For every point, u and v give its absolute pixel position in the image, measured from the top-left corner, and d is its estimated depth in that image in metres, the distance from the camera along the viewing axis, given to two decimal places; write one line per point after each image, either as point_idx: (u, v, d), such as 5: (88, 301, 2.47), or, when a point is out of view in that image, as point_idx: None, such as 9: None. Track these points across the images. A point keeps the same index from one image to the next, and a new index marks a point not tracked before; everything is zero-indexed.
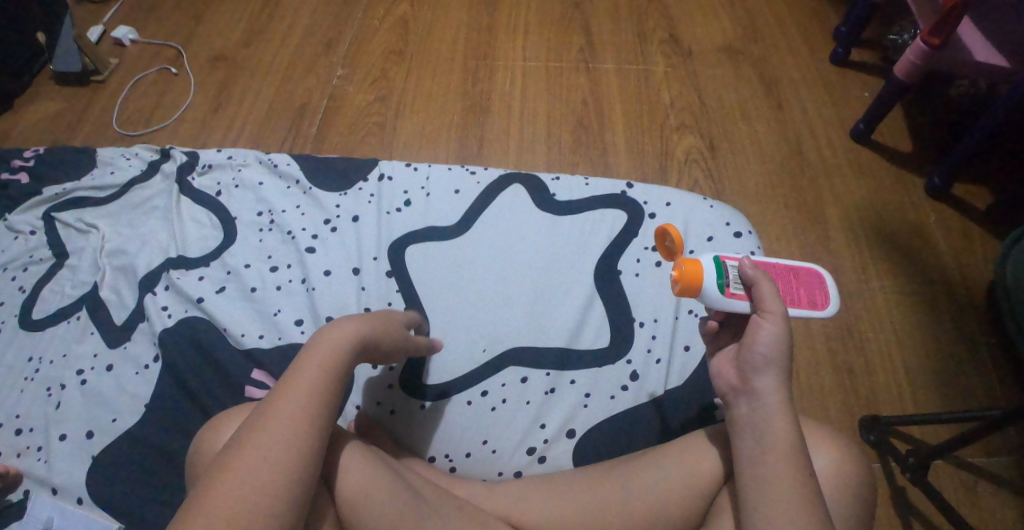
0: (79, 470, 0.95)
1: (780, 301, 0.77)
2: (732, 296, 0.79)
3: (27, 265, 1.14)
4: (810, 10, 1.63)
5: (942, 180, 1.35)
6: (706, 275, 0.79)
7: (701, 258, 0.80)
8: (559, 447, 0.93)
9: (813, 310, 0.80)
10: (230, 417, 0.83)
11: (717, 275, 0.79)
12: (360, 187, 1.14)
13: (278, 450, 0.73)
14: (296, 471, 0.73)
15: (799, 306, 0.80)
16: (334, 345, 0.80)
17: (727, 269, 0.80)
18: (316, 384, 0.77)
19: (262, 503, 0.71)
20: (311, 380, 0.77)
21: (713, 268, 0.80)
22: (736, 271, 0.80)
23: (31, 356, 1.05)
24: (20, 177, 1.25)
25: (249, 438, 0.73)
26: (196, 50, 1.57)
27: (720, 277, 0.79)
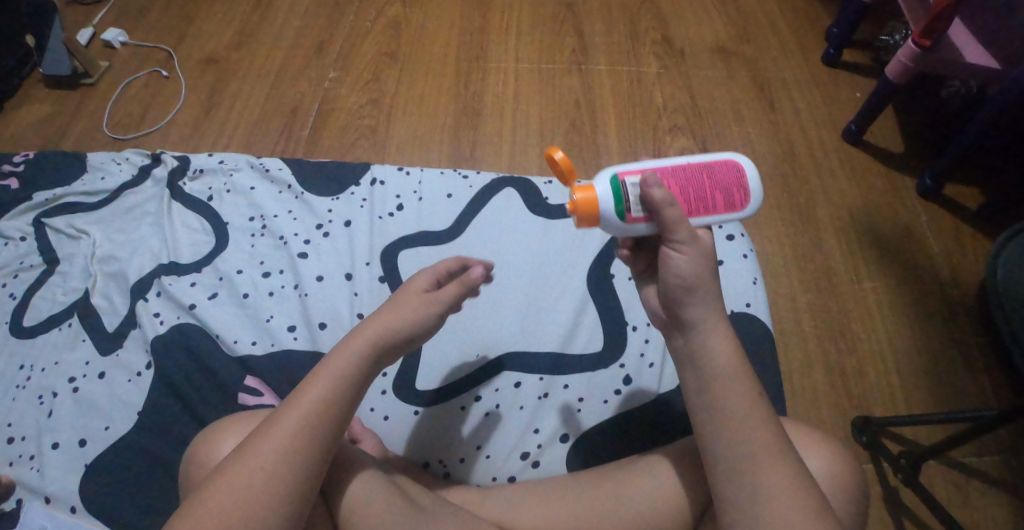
0: (72, 478, 0.95)
1: (687, 225, 0.76)
2: (634, 220, 0.78)
3: (18, 272, 1.14)
4: (801, 11, 1.63)
5: (932, 181, 1.36)
6: (604, 202, 0.78)
7: (595, 185, 0.78)
8: (553, 452, 0.93)
9: (729, 212, 0.79)
10: (225, 426, 0.82)
11: (613, 201, 0.77)
12: (353, 191, 1.14)
13: (274, 463, 0.72)
14: (303, 476, 0.73)
15: (714, 211, 0.79)
16: (339, 357, 0.79)
17: (626, 191, 0.77)
18: (325, 390, 0.76)
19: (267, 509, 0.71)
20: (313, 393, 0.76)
21: (609, 194, 0.77)
22: (636, 192, 0.77)
23: (23, 364, 1.05)
24: (11, 182, 1.24)
25: (245, 455, 0.73)
26: (187, 53, 1.56)
27: (617, 201, 0.78)
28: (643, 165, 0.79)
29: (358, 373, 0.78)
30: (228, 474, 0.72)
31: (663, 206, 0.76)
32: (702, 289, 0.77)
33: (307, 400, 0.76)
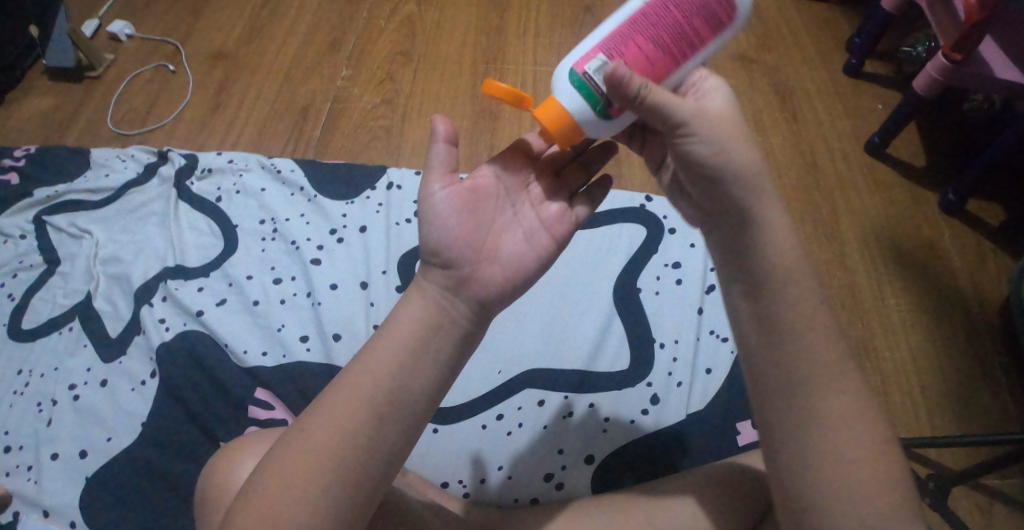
0: (71, 491, 0.90)
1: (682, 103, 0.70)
2: (617, 111, 0.73)
3: (17, 272, 1.09)
4: (824, 19, 1.59)
5: (957, 196, 1.31)
6: (574, 109, 0.72)
7: (558, 97, 0.73)
8: (578, 473, 0.89)
9: (717, 36, 0.72)
10: (242, 445, 0.78)
11: (587, 103, 0.72)
12: (368, 195, 1.10)
13: (325, 462, 0.63)
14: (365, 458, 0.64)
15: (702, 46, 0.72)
16: (399, 330, 0.68)
17: (591, 85, 0.71)
18: (387, 364, 0.66)
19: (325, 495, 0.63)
20: (370, 376, 0.66)
21: (577, 98, 0.72)
22: (600, 78, 0.71)
23: (20, 369, 1.00)
24: (10, 178, 1.19)
25: (292, 448, 0.64)
26: (195, 47, 1.52)
27: (590, 101, 0.72)
28: (593, 44, 0.72)
29: (423, 349, 0.68)
30: (283, 462, 0.64)
31: (640, 97, 0.68)
32: (771, 208, 0.70)
33: (364, 385, 0.66)
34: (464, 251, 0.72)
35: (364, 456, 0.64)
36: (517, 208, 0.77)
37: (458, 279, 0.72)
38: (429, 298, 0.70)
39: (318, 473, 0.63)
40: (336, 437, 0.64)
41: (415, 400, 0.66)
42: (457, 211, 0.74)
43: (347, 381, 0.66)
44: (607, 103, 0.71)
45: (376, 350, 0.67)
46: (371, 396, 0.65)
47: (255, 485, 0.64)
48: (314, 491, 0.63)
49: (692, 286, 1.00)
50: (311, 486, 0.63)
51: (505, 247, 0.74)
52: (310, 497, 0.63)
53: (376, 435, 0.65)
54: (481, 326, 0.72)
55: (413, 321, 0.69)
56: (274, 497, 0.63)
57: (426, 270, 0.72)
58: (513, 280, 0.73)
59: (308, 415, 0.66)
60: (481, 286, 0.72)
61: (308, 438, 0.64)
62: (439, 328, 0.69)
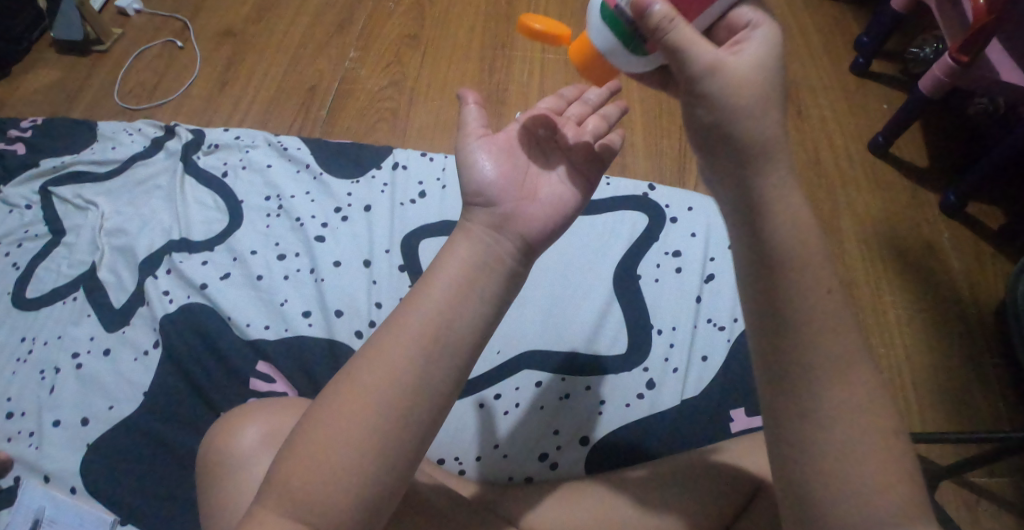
0: (71, 458, 0.92)
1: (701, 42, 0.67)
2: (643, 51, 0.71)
3: (23, 241, 1.10)
4: (832, 16, 1.59)
5: (957, 198, 1.32)
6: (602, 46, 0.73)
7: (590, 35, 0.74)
8: (572, 454, 0.91)
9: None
10: (246, 412, 0.80)
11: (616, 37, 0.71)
12: (373, 174, 1.11)
13: (373, 404, 0.62)
14: (414, 398, 0.63)
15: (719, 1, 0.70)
16: (443, 269, 0.67)
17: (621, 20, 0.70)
18: (437, 303, 0.65)
19: (374, 437, 0.62)
20: (417, 317, 0.65)
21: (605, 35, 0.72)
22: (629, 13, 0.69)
23: (24, 336, 1.01)
24: (17, 148, 1.20)
25: (340, 389, 0.64)
26: (203, 24, 1.52)
27: (623, 37, 0.71)
28: None
29: (470, 287, 0.67)
30: (332, 404, 0.63)
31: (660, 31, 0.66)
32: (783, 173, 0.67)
33: (410, 324, 0.65)
34: (506, 189, 0.73)
35: (414, 393, 0.63)
36: (549, 160, 0.78)
37: (501, 215, 0.72)
38: (478, 238, 0.70)
39: (364, 413, 0.62)
40: (383, 376, 0.63)
41: (463, 337, 0.65)
42: (495, 158, 0.75)
43: (392, 321, 0.66)
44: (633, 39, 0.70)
45: (421, 289, 0.66)
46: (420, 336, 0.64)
47: (302, 430, 0.63)
48: (355, 430, 0.62)
49: (691, 275, 1.01)
50: (360, 427, 0.62)
51: (546, 188, 0.75)
52: (358, 437, 0.62)
53: (423, 374, 0.64)
54: (526, 264, 0.72)
55: (458, 259, 0.68)
56: (322, 438, 0.62)
57: (469, 210, 0.73)
58: (554, 219, 0.74)
59: (352, 358, 0.65)
60: (525, 221, 0.72)
61: (355, 380, 0.64)
62: (484, 266, 0.68)
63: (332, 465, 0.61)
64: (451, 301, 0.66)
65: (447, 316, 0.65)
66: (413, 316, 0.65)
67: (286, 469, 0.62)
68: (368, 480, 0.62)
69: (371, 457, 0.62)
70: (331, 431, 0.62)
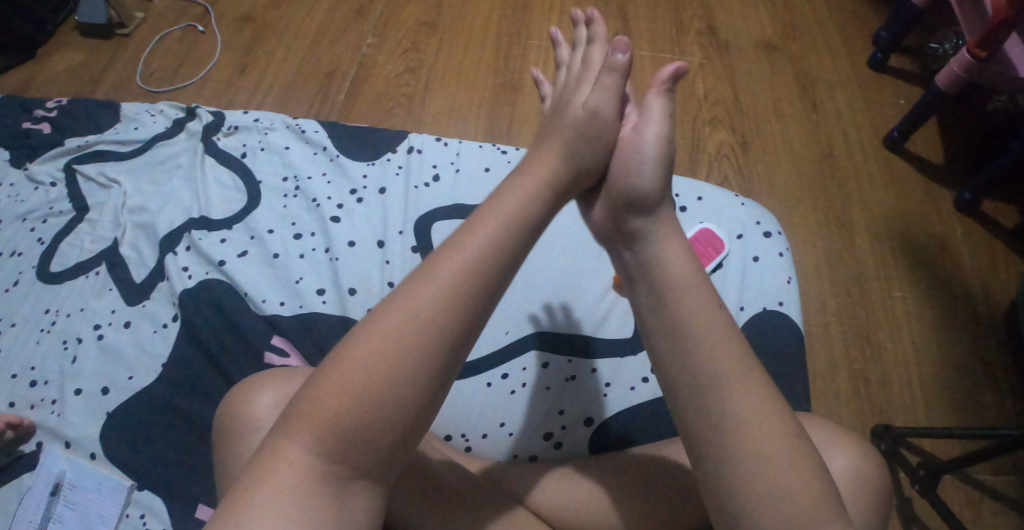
0: (90, 425, 0.95)
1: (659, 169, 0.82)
2: None
3: (48, 217, 1.14)
4: (850, 11, 1.60)
5: (971, 196, 1.32)
6: None
7: None
8: (575, 434, 0.93)
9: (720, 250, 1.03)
10: (263, 380, 0.82)
11: None
12: (388, 158, 1.13)
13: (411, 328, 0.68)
14: (477, 304, 0.70)
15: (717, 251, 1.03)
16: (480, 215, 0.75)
17: None
18: (502, 222, 0.74)
19: (435, 334, 0.68)
20: (484, 232, 0.73)
21: None
22: None
23: (48, 308, 1.04)
24: (42, 128, 1.25)
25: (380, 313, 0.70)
26: (224, 9, 1.55)
27: None
28: None
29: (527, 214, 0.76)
30: (404, 301, 0.69)
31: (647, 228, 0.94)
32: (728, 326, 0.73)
33: (452, 257, 0.71)
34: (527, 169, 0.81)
35: (477, 300, 0.71)
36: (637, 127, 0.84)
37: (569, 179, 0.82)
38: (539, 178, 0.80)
39: (430, 311, 0.69)
40: (451, 282, 0.70)
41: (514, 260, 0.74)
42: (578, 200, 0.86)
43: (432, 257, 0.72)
44: None
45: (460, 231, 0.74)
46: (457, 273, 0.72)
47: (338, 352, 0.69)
48: (420, 327, 0.68)
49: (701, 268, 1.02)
50: (398, 347, 0.67)
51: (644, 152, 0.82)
52: (425, 334, 0.68)
53: (484, 285, 0.71)
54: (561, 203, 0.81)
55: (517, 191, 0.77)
56: (361, 355, 0.67)
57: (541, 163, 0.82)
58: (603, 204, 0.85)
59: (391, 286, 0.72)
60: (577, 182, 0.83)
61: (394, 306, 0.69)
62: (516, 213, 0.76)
63: (393, 359, 0.67)
64: (511, 222, 0.75)
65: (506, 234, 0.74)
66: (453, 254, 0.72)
67: (349, 359, 0.68)
68: (417, 378, 0.67)
69: (428, 354, 0.68)
70: (398, 324, 0.68)
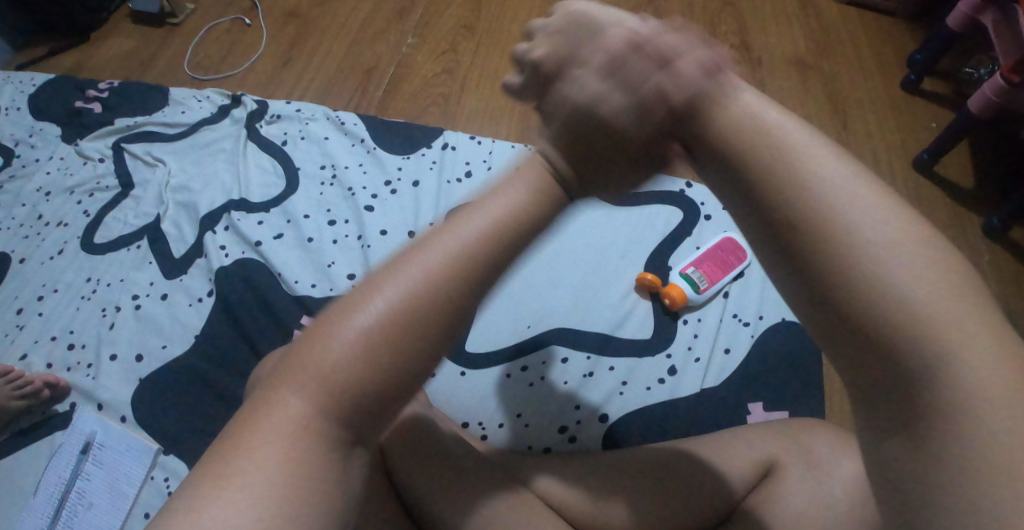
0: (125, 389, 0.99)
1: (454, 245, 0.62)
2: (705, 291, 1.01)
3: (94, 192, 1.19)
4: (887, 33, 1.61)
5: (1000, 221, 1.32)
6: (683, 288, 1.01)
7: (672, 280, 1.02)
8: (591, 429, 0.94)
9: (742, 261, 1.04)
10: None
11: (687, 284, 1.01)
12: (423, 152, 1.17)
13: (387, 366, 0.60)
14: (381, 353, 0.59)
15: (736, 259, 1.04)
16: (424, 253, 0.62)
17: (693, 276, 1.01)
18: (384, 305, 0.60)
19: (351, 366, 0.59)
20: (358, 319, 0.60)
21: (684, 282, 1.01)
22: (697, 273, 1.01)
23: (89, 277, 1.09)
24: (93, 106, 1.31)
25: (349, 344, 0.59)
26: (270, 4, 1.61)
27: (690, 285, 1.01)
28: (687, 257, 1.05)
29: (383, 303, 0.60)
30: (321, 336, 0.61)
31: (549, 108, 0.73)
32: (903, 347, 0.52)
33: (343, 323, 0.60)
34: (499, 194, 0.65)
35: (390, 340, 0.59)
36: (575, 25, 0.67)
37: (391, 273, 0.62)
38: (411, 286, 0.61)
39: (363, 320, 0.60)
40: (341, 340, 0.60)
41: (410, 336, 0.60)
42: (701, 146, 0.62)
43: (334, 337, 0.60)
44: (697, 286, 1.01)
45: (341, 315, 0.61)
46: (391, 358, 0.59)
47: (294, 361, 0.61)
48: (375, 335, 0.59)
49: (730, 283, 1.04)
50: (345, 351, 0.59)
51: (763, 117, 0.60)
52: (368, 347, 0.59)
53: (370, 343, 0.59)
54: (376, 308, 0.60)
55: (382, 288, 0.61)
56: (318, 361, 0.60)
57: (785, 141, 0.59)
58: (416, 312, 0.60)
59: (307, 387, 0.60)
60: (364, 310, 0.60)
61: (347, 328, 0.60)
62: (520, 260, 0.62)
63: (344, 348, 0.59)
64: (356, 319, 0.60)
65: (361, 319, 0.60)
66: (351, 329, 0.60)
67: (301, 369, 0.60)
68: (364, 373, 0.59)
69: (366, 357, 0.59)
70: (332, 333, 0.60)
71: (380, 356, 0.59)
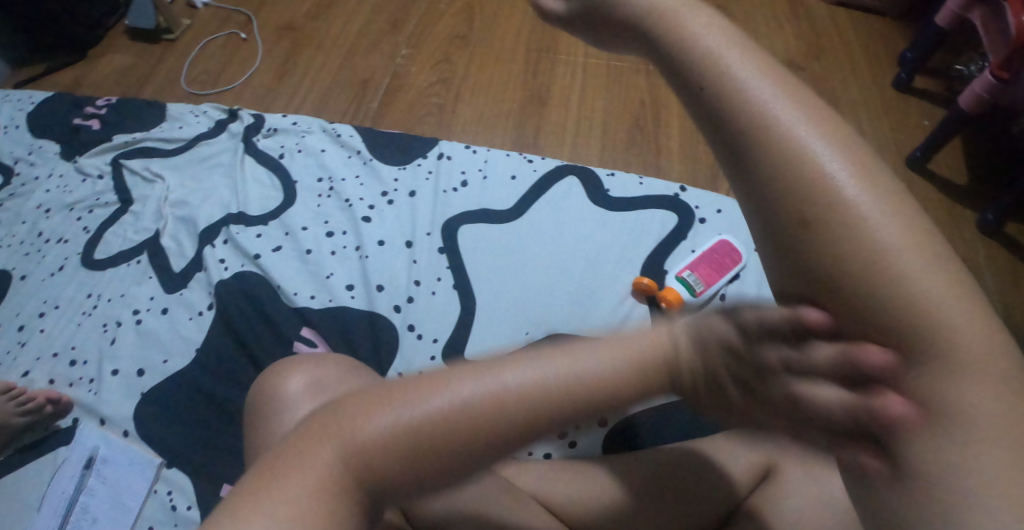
0: (127, 404, 1.00)
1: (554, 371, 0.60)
2: (701, 293, 1.02)
3: (93, 208, 1.20)
4: (878, 33, 1.62)
5: (994, 217, 1.33)
6: (679, 292, 1.02)
7: (668, 284, 1.03)
8: (590, 435, 0.95)
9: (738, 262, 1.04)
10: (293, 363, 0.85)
11: (683, 287, 1.02)
12: (419, 163, 1.19)
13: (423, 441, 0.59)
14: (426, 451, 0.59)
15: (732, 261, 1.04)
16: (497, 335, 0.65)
17: (688, 279, 1.02)
18: (440, 401, 0.59)
19: (403, 454, 0.59)
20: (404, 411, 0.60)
21: (679, 285, 1.02)
22: (693, 275, 1.02)
23: (90, 293, 1.10)
24: (92, 123, 1.32)
25: (396, 424, 0.59)
26: (265, 18, 1.62)
27: (687, 287, 1.02)
28: (683, 261, 1.06)
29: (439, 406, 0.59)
30: (362, 415, 0.60)
31: None
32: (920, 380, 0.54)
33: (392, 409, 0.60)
34: (550, 352, 0.61)
35: (446, 439, 0.59)
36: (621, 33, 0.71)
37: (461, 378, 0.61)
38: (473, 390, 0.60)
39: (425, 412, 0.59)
40: (388, 419, 0.59)
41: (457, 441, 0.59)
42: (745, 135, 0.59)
43: (378, 409, 0.60)
44: (693, 288, 1.01)
45: (390, 402, 0.60)
46: (442, 443, 0.59)
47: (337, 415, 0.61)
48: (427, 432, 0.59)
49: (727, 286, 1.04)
50: (392, 435, 0.59)
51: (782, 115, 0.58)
52: (428, 440, 0.59)
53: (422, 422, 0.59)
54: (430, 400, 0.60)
55: (455, 385, 0.60)
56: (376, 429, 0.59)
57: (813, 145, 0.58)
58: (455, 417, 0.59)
59: (348, 454, 0.59)
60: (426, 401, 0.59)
61: (400, 411, 0.60)
62: (613, 379, 0.60)
63: (395, 431, 0.59)
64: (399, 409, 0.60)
65: (408, 412, 0.59)
66: (404, 416, 0.59)
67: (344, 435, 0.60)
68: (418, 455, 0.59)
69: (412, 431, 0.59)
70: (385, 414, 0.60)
71: (436, 450, 0.59)
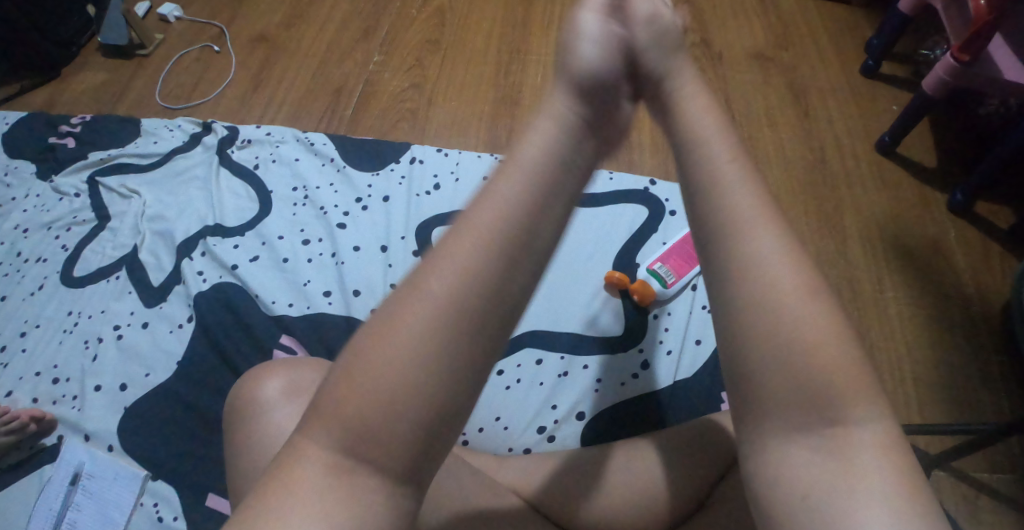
0: (110, 419, 1.01)
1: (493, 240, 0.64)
2: (672, 285, 1.04)
3: (71, 226, 1.20)
4: (844, 21, 1.65)
5: (964, 197, 1.35)
6: (651, 284, 1.04)
7: (639, 278, 1.05)
8: (568, 428, 0.96)
9: None
10: (274, 370, 0.89)
11: (654, 279, 1.04)
12: (392, 168, 1.20)
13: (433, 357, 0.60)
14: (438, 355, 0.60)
15: None
16: (459, 236, 0.63)
17: (660, 271, 1.05)
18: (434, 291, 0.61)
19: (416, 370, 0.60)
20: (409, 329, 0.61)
21: (651, 278, 1.04)
22: (664, 268, 1.05)
23: (71, 310, 1.11)
24: (67, 141, 1.32)
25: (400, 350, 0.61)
26: (237, 30, 1.63)
27: (658, 280, 1.04)
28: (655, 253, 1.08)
29: (433, 303, 0.61)
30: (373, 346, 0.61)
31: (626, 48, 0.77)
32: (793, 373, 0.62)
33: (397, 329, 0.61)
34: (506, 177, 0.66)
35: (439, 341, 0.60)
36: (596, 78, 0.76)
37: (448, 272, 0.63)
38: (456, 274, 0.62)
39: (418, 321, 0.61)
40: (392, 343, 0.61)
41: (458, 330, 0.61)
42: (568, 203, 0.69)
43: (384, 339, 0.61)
44: (664, 281, 1.04)
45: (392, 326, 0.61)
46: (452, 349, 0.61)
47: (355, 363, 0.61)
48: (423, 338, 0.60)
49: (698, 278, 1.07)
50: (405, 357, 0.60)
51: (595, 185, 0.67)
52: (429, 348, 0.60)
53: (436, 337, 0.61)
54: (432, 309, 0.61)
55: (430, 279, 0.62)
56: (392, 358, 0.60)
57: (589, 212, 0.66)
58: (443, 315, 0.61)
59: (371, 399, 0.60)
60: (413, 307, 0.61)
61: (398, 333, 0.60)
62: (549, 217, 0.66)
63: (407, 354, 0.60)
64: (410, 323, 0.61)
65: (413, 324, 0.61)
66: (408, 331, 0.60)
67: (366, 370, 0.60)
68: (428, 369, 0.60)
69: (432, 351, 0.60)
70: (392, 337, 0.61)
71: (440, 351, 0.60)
